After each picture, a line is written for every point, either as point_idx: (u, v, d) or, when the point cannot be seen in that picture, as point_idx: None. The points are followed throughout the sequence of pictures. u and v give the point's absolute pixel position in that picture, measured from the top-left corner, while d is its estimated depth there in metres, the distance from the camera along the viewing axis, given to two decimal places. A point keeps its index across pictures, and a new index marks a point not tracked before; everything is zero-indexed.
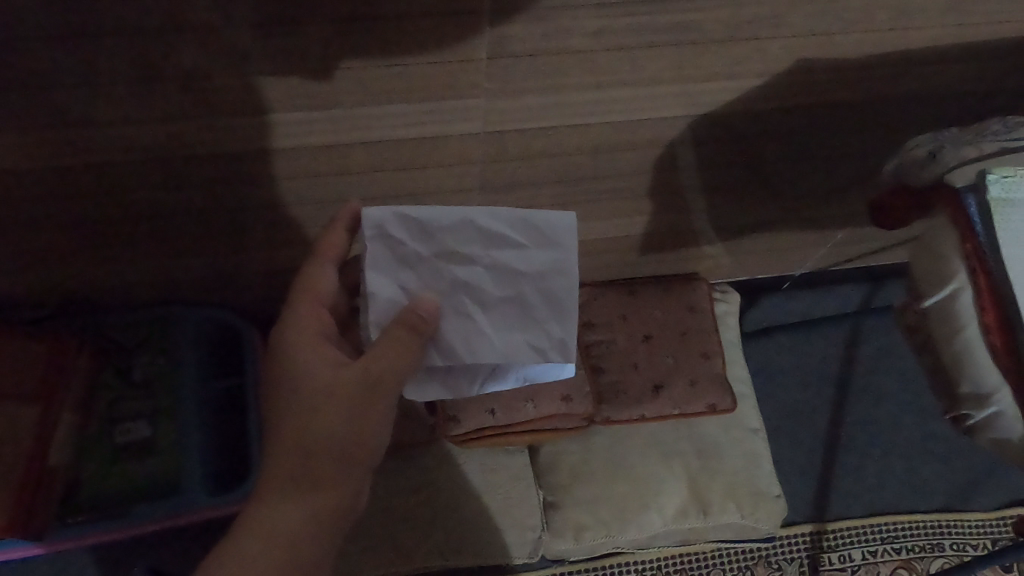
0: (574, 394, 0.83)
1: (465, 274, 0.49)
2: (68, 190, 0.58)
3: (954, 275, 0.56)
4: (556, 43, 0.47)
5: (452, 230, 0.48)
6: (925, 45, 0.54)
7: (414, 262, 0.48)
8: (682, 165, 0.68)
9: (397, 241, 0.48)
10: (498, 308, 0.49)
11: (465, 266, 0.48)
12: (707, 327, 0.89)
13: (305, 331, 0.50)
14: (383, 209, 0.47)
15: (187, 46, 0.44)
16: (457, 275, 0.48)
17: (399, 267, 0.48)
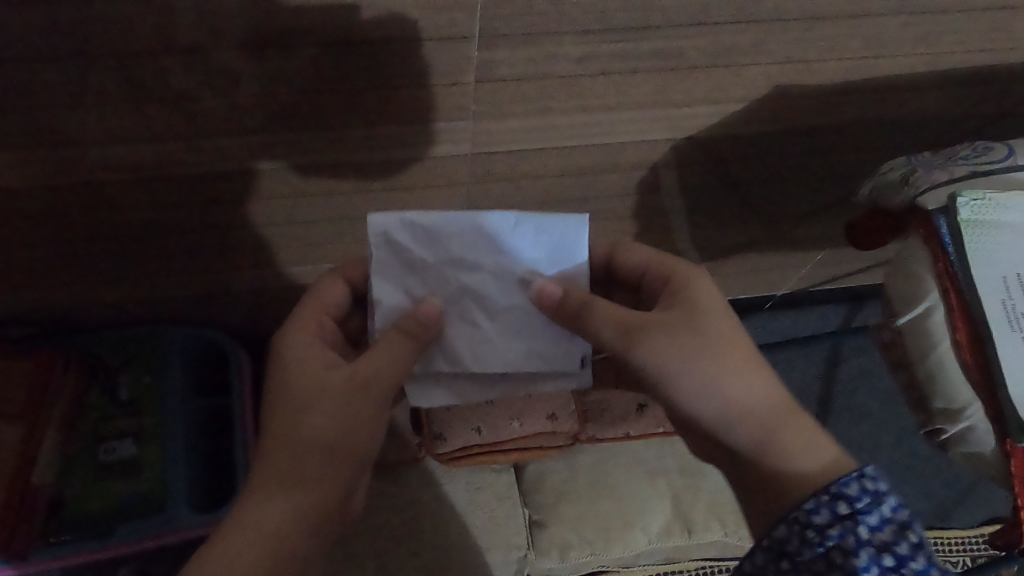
0: (547, 413, 0.83)
1: (472, 281, 0.49)
2: (57, 209, 0.59)
3: (926, 295, 0.53)
4: (542, 68, 0.48)
5: (459, 237, 0.48)
6: (898, 71, 0.56)
7: (422, 268, 0.49)
8: (665, 187, 0.69)
9: (404, 250, 0.48)
10: (502, 317, 0.50)
11: (473, 274, 0.49)
12: None
13: (309, 338, 0.50)
14: (388, 217, 0.47)
15: (180, 69, 0.45)
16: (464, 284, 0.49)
17: (409, 274, 0.49)
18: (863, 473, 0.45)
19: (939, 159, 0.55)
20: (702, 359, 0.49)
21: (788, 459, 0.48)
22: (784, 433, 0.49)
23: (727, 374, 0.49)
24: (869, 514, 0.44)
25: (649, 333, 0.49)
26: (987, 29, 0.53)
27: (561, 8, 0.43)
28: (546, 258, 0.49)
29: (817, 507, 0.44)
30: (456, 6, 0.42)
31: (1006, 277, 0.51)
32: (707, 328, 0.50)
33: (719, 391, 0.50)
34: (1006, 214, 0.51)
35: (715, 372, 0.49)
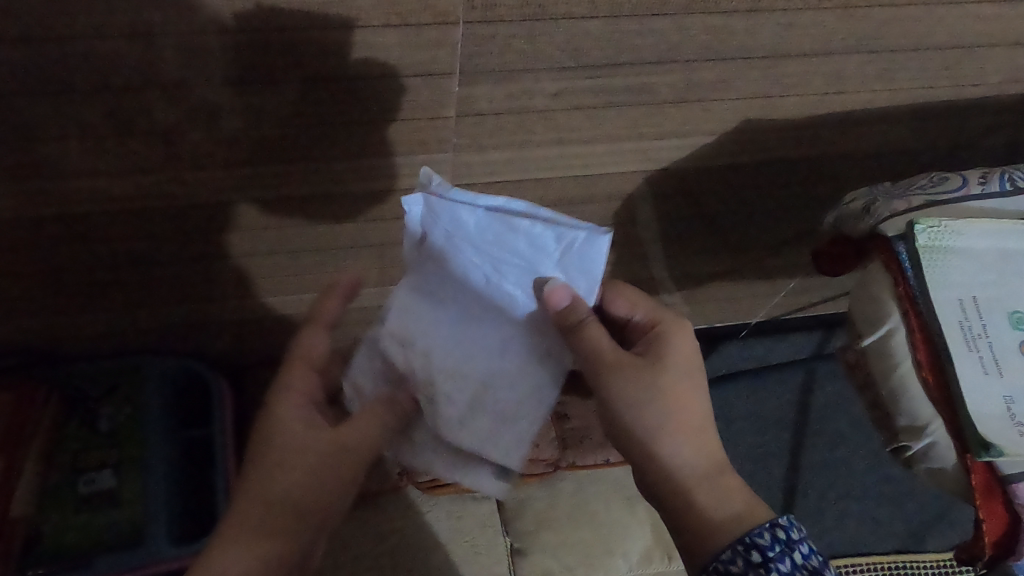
0: None
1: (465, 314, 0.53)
2: (41, 240, 0.59)
3: (888, 317, 0.55)
4: (519, 104, 0.50)
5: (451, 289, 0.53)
6: (858, 107, 0.59)
7: (442, 267, 0.51)
8: (640, 219, 0.72)
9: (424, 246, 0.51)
10: (472, 361, 0.53)
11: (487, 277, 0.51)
12: None
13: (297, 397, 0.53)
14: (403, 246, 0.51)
15: (164, 106, 0.46)
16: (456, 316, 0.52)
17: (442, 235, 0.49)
18: (777, 524, 0.48)
19: (898, 189, 0.58)
20: (661, 411, 0.51)
21: (701, 510, 0.50)
22: (700, 492, 0.51)
23: (675, 423, 0.51)
24: (780, 561, 0.46)
25: (615, 380, 0.51)
26: (941, 68, 0.56)
27: (539, 46, 0.45)
28: (558, 271, 0.52)
29: (732, 557, 0.47)
30: (437, 44, 0.43)
31: (962, 300, 0.53)
32: (667, 383, 0.51)
33: (665, 438, 0.51)
34: (960, 240, 0.54)
35: (662, 422, 0.51)
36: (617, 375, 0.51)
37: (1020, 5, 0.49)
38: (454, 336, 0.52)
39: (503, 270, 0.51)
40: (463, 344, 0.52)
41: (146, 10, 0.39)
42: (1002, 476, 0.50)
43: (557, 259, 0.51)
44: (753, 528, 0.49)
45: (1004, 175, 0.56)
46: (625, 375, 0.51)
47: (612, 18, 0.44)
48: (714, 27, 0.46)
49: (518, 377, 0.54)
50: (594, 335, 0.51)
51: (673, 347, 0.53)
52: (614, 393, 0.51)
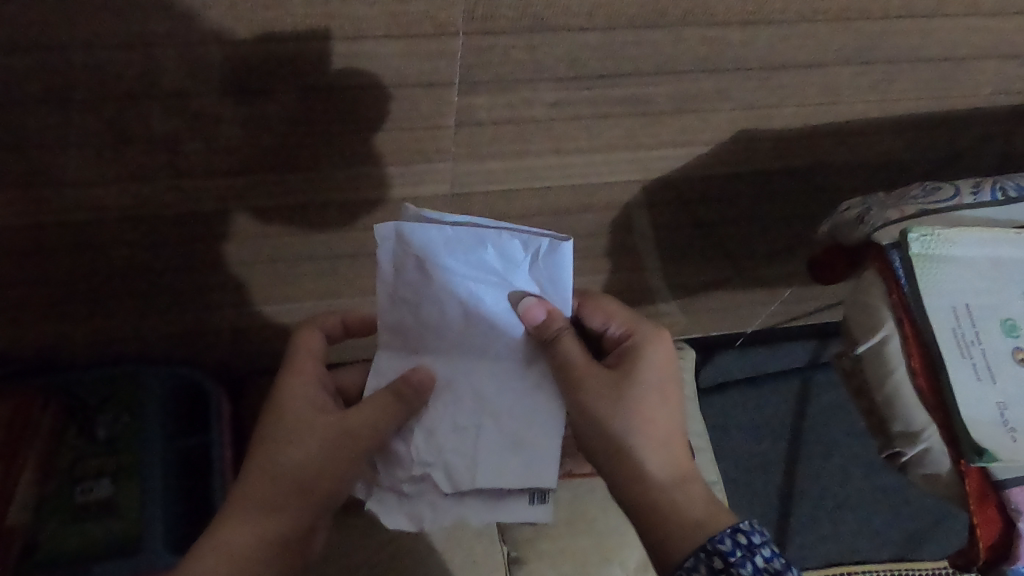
0: None
1: (448, 354, 0.52)
2: (42, 249, 0.60)
3: (882, 324, 0.55)
4: (516, 114, 0.51)
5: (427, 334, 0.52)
6: (851, 119, 0.60)
7: (416, 311, 0.50)
8: (637, 228, 0.72)
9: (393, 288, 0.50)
10: (464, 400, 0.52)
11: (462, 309, 0.50)
12: None
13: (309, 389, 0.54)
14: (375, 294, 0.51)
15: (161, 115, 0.46)
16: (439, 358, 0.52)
17: (411, 275, 0.49)
18: (738, 529, 0.48)
19: (892, 200, 0.58)
20: (630, 416, 0.51)
21: (675, 515, 0.50)
22: (673, 496, 0.50)
23: (642, 434, 0.51)
24: (743, 565, 0.46)
25: (580, 386, 0.51)
26: (933, 80, 0.56)
27: (538, 57, 0.46)
28: (534, 284, 0.51)
29: (696, 564, 0.47)
30: (438, 54, 0.44)
31: (955, 307, 0.53)
32: (638, 396, 0.52)
33: (633, 448, 0.51)
34: (953, 249, 0.54)
35: (634, 428, 0.51)
36: (587, 387, 0.51)
37: (1009, 17, 0.50)
38: (442, 378, 0.52)
39: (477, 299, 0.50)
40: (450, 386, 0.52)
41: (149, 21, 0.39)
42: (996, 481, 0.50)
43: (528, 274, 0.50)
44: (715, 533, 0.48)
45: (996, 184, 0.57)
46: (592, 381, 0.51)
47: (609, 29, 0.44)
48: (710, 39, 0.47)
49: (518, 409, 0.52)
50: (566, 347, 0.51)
51: (647, 361, 0.53)
52: (584, 407, 0.52)
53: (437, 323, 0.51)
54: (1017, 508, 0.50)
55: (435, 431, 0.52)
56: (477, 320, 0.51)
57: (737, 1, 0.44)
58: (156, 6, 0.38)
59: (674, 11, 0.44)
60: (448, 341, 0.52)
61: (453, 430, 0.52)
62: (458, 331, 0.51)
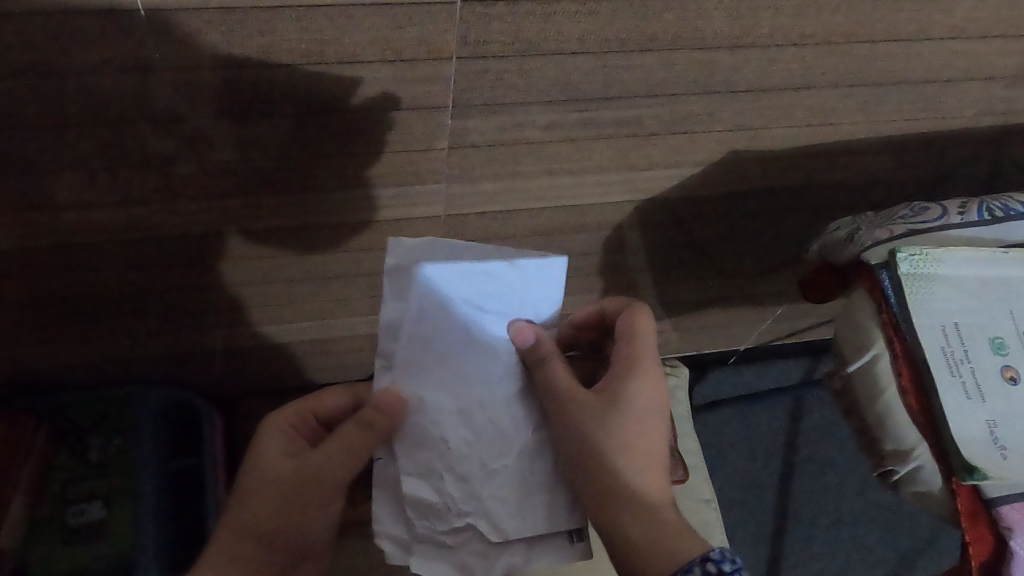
0: None
1: (462, 392, 0.51)
2: (34, 271, 0.59)
3: (873, 343, 0.56)
4: (509, 136, 0.52)
5: (436, 372, 0.51)
6: (839, 140, 0.61)
7: (424, 345, 0.51)
8: (628, 248, 0.73)
9: (400, 325, 0.50)
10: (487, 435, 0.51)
11: (466, 340, 0.51)
12: None
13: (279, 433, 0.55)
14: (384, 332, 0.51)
15: (156, 138, 0.47)
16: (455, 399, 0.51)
17: (420, 309, 0.49)
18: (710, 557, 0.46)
19: (881, 219, 0.60)
20: (613, 441, 0.50)
21: (657, 544, 0.48)
22: (660, 524, 0.48)
23: (626, 457, 0.49)
24: None
25: (568, 411, 0.50)
26: (920, 101, 0.57)
27: (530, 81, 0.46)
28: (529, 309, 0.52)
29: None
30: (431, 79, 0.45)
31: (944, 326, 0.53)
32: (626, 418, 0.50)
33: (616, 472, 0.49)
34: (942, 268, 0.54)
35: (619, 456, 0.49)
36: (578, 409, 0.50)
37: (993, 41, 0.51)
38: (462, 421, 0.51)
39: (479, 327, 0.51)
40: (470, 425, 0.51)
41: (145, 46, 0.39)
42: (987, 498, 0.50)
43: (528, 294, 0.51)
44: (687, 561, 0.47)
45: (982, 205, 0.58)
46: (576, 405, 0.50)
47: (601, 54, 0.45)
48: (699, 63, 0.47)
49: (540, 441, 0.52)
50: (551, 369, 0.51)
51: (636, 386, 0.51)
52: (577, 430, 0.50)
53: (445, 360, 0.51)
54: (1008, 525, 0.50)
55: (467, 473, 0.51)
56: (483, 349, 0.51)
57: (726, 26, 0.45)
58: (152, 31, 0.39)
59: (664, 35, 0.44)
60: (459, 379, 0.51)
61: (484, 468, 0.51)
62: (467, 365, 0.51)
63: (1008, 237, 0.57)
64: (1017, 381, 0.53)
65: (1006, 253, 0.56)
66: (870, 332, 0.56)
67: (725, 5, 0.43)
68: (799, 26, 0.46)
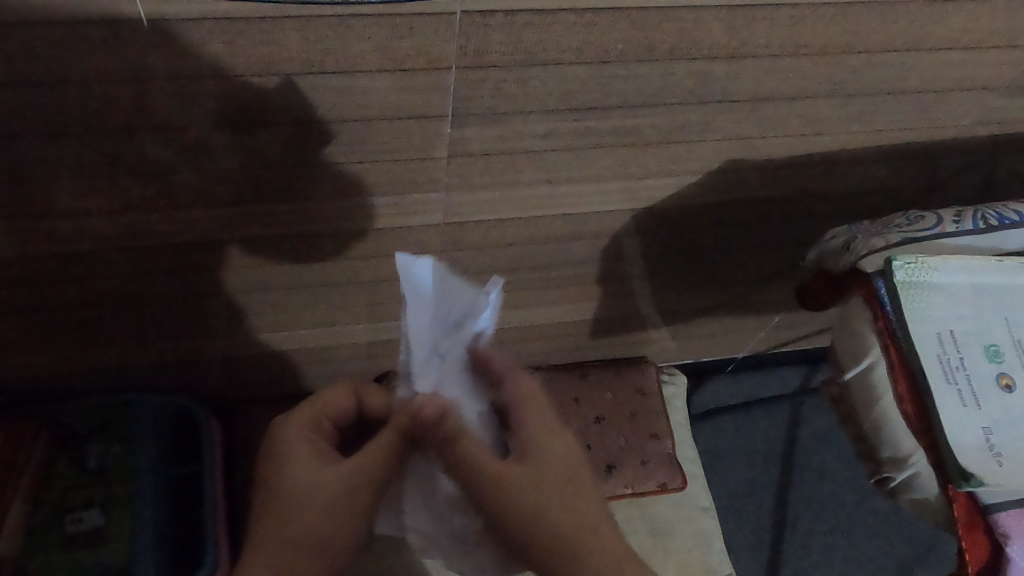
0: None
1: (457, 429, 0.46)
2: (34, 277, 0.60)
3: (869, 350, 0.56)
4: (507, 145, 0.52)
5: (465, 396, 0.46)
6: (834, 150, 0.61)
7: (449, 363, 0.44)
8: (626, 256, 0.73)
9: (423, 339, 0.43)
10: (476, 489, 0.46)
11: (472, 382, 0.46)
12: (638, 411, 0.91)
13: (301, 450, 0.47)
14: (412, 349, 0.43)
15: (156, 146, 0.47)
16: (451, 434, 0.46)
17: (441, 321, 0.43)
18: None
19: (877, 228, 0.60)
20: (547, 526, 0.42)
21: None
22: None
23: (568, 536, 0.43)
24: None
25: (491, 501, 0.42)
26: (914, 111, 0.58)
27: (528, 90, 0.47)
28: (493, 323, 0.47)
29: None
30: (430, 88, 0.45)
31: (942, 333, 0.54)
32: (552, 498, 0.43)
33: (565, 557, 0.42)
34: (937, 276, 0.54)
35: (562, 542, 0.42)
36: (507, 492, 0.42)
37: (985, 52, 0.52)
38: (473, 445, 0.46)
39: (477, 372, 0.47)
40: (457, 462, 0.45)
41: (146, 54, 0.40)
42: (983, 505, 0.51)
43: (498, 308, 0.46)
44: None
45: (977, 214, 0.58)
46: (498, 493, 0.42)
47: (598, 63, 0.45)
48: (696, 72, 0.48)
49: None
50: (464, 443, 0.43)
51: (548, 451, 0.45)
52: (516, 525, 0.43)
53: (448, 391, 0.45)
54: (1005, 532, 0.50)
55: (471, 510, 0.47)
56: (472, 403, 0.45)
57: (723, 36, 0.45)
58: (154, 39, 0.39)
59: (661, 45, 0.45)
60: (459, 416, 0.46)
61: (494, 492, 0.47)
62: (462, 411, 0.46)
63: (1003, 245, 0.58)
64: (1014, 388, 0.53)
65: (1001, 262, 0.56)
66: (866, 340, 0.57)
67: (721, 15, 0.43)
68: (795, 37, 0.46)
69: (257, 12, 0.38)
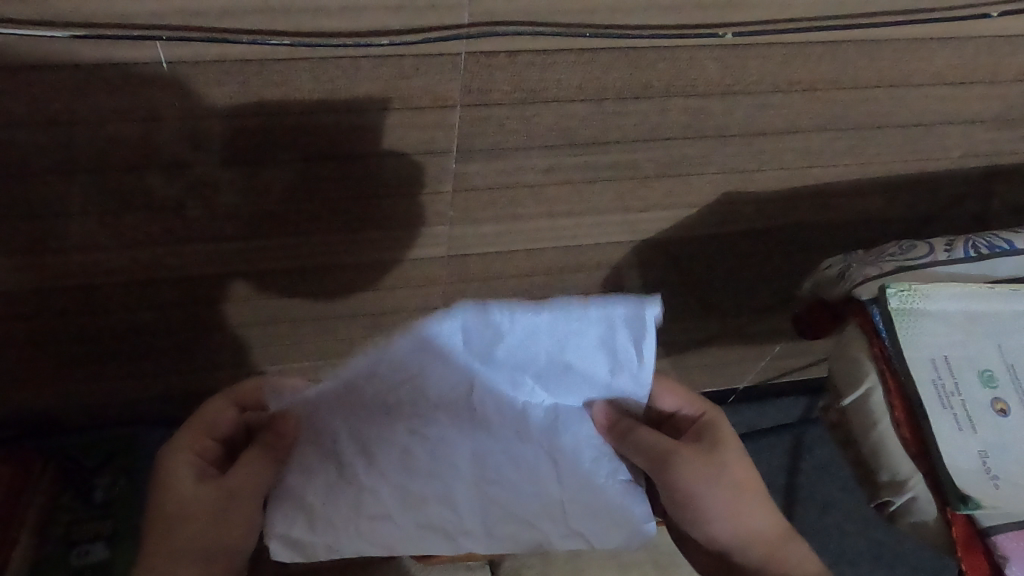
0: None
1: (403, 417, 0.45)
2: (45, 312, 0.61)
3: (865, 376, 0.57)
4: (509, 179, 0.54)
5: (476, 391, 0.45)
6: (827, 182, 0.63)
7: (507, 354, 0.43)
8: (626, 288, 0.74)
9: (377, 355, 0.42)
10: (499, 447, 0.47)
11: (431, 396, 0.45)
12: None
13: (181, 461, 0.49)
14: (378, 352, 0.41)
15: (164, 184, 0.49)
16: (406, 417, 0.45)
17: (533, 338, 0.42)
18: None
19: (872, 257, 0.62)
20: (709, 496, 0.52)
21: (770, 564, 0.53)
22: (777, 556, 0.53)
23: (726, 513, 0.52)
24: None
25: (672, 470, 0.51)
26: (905, 144, 0.60)
27: (531, 127, 0.48)
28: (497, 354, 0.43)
29: None
30: (435, 125, 0.47)
31: (935, 359, 0.55)
32: (725, 474, 0.52)
33: (714, 525, 0.53)
34: (931, 303, 0.55)
35: (716, 510, 0.52)
36: (682, 465, 0.51)
37: (971, 86, 0.53)
38: (419, 433, 0.46)
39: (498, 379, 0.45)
40: (412, 442, 0.46)
41: (158, 97, 0.42)
42: (982, 529, 0.51)
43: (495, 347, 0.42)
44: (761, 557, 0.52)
45: (968, 242, 0.60)
46: (674, 466, 0.50)
47: (597, 101, 0.47)
48: (691, 108, 0.50)
49: (468, 454, 0.46)
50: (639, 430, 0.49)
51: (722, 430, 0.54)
52: (686, 488, 0.51)
53: (382, 382, 0.43)
54: (1004, 554, 0.51)
55: (413, 486, 0.45)
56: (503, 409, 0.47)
57: (718, 74, 0.47)
58: (171, 82, 0.41)
59: (658, 83, 0.47)
60: (398, 408, 0.45)
61: (423, 479, 0.46)
62: (425, 404, 0.45)
63: (995, 272, 0.59)
64: (1009, 413, 0.54)
65: (992, 288, 0.57)
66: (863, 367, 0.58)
67: (716, 54, 0.45)
68: (786, 74, 0.48)
69: (270, 54, 0.39)
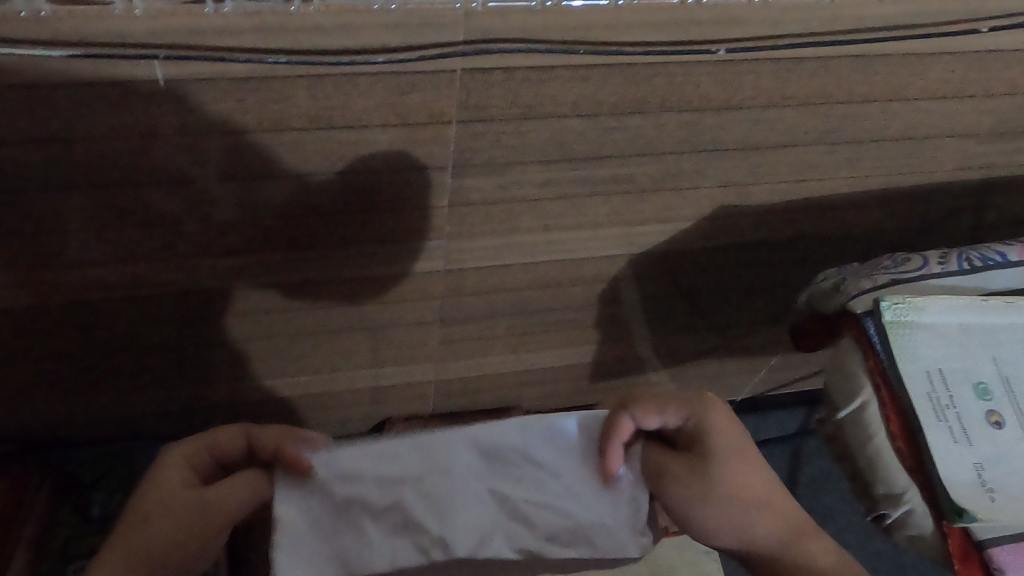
0: None
1: (403, 488, 0.40)
2: (42, 326, 0.61)
3: (860, 391, 0.57)
4: (506, 193, 0.54)
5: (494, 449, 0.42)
6: (823, 196, 0.63)
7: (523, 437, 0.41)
8: (624, 300, 0.74)
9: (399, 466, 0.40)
10: (504, 517, 0.42)
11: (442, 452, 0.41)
12: None
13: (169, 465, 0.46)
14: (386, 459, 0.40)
15: (163, 199, 0.49)
16: (400, 502, 0.40)
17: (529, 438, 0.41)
18: None
19: (865, 270, 0.61)
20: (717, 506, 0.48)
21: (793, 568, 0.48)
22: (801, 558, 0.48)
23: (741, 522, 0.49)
24: None
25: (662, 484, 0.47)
26: (899, 158, 0.60)
27: (527, 142, 0.49)
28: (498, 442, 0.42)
29: None
30: (432, 141, 0.47)
31: (930, 372, 0.55)
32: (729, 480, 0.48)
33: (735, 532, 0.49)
34: (925, 316, 0.56)
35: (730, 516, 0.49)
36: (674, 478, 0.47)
37: (963, 100, 0.54)
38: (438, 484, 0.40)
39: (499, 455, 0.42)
40: (417, 515, 0.40)
41: (157, 113, 0.42)
42: (978, 541, 0.51)
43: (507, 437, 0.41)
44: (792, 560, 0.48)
45: (961, 255, 0.60)
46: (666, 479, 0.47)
47: (592, 116, 0.48)
48: (686, 123, 0.50)
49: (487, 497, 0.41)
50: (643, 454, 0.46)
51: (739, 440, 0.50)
52: (675, 505, 0.48)
53: (388, 465, 0.40)
54: (1000, 567, 0.50)
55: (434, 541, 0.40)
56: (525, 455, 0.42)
57: (712, 89, 0.47)
58: (169, 98, 0.41)
59: (653, 99, 0.47)
60: (397, 483, 0.40)
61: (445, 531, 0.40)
62: (433, 476, 0.40)
63: (989, 284, 0.59)
64: (1003, 425, 0.54)
65: (987, 301, 0.57)
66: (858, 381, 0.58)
67: (711, 69, 0.45)
68: (778, 89, 0.49)
69: (268, 72, 0.40)
